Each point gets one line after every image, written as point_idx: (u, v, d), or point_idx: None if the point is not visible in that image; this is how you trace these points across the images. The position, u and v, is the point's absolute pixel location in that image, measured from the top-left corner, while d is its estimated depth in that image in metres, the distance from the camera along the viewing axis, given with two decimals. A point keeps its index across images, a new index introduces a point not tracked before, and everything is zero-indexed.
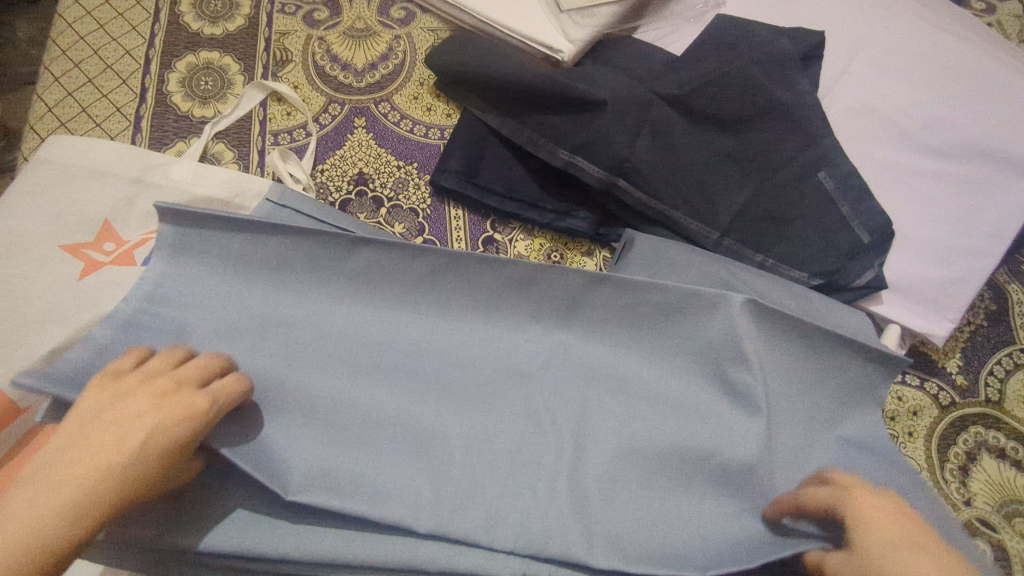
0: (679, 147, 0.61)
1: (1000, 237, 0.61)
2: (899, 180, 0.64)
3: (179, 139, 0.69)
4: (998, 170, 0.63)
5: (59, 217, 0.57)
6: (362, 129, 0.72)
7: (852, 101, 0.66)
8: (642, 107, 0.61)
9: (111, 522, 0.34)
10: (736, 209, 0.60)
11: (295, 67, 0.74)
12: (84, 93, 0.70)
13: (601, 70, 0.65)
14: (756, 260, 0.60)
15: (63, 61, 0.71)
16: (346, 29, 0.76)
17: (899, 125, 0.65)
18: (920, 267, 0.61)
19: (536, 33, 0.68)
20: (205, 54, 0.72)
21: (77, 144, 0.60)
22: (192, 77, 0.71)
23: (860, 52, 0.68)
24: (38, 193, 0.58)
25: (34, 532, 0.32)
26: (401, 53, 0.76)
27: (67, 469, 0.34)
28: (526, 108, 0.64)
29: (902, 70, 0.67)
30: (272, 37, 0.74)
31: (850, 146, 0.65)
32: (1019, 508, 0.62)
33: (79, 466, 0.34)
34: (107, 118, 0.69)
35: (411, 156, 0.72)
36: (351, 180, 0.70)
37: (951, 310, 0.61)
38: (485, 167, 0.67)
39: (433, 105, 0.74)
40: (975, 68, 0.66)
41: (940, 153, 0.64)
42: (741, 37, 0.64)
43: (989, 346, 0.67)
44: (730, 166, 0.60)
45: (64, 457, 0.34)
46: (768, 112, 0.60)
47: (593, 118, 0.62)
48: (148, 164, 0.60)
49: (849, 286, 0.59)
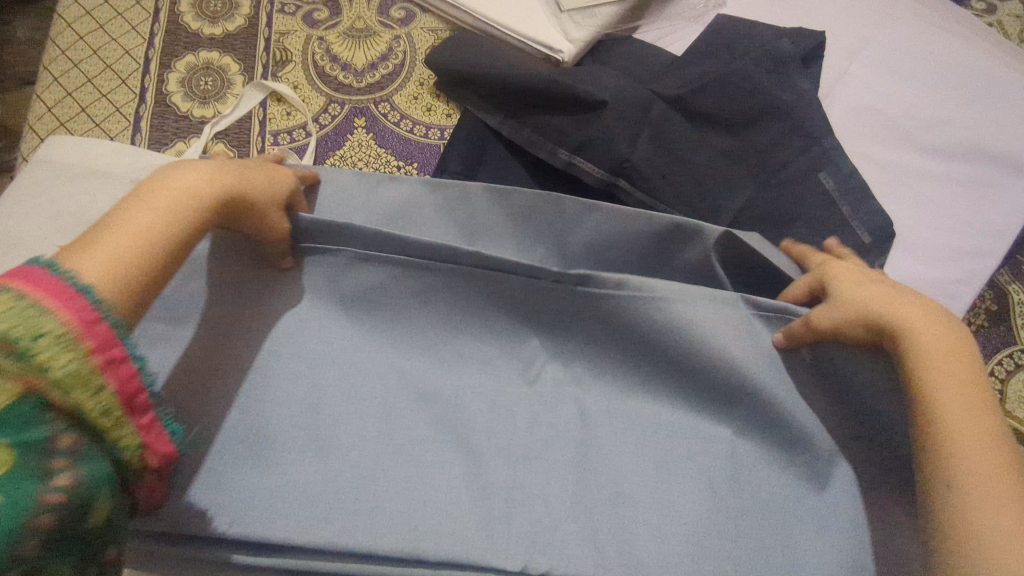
0: (680, 147, 0.61)
1: (1000, 237, 0.61)
2: (900, 181, 0.63)
3: (178, 139, 0.69)
4: (998, 170, 0.63)
5: (57, 217, 0.57)
6: (362, 129, 0.72)
7: (853, 101, 0.66)
8: (642, 108, 0.61)
9: (183, 257, 0.42)
10: (736, 210, 0.59)
11: (295, 67, 0.74)
12: (84, 93, 0.70)
13: (601, 69, 0.65)
14: None
15: (62, 61, 0.71)
16: (345, 29, 0.76)
17: (899, 125, 0.65)
18: (921, 267, 0.61)
19: (536, 33, 0.68)
20: (205, 54, 0.72)
21: (81, 146, 0.61)
22: (192, 77, 0.71)
23: (860, 52, 0.68)
24: (39, 193, 0.58)
25: (134, 246, 0.38)
26: (401, 53, 0.76)
27: (133, 216, 0.40)
28: (526, 108, 0.64)
29: (902, 71, 0.67)
30: (271, 37, 0.74)
31: (851, 146, 0.65)
32: None
33: (155, 192, 0.41)
34: (106, 118, 0.69)
35: (411, 156, 0.72)
36: None
37: (953, 311, 0.61)
38: (484, 168, 0.67)
39: (433, 105, 0.74)
40: (975, 68, 0.66)
41: (941, 152, 0.64)
42: (741, 37, 0.64)
43: (991, 346, 0.67)
44: (730, 166, 0.60)
45: (129, 210, 0.40)
46: (767, 113, 0.60)
47: (593, 117, 0.62)
48: (148, 164, 0.60)
49: None
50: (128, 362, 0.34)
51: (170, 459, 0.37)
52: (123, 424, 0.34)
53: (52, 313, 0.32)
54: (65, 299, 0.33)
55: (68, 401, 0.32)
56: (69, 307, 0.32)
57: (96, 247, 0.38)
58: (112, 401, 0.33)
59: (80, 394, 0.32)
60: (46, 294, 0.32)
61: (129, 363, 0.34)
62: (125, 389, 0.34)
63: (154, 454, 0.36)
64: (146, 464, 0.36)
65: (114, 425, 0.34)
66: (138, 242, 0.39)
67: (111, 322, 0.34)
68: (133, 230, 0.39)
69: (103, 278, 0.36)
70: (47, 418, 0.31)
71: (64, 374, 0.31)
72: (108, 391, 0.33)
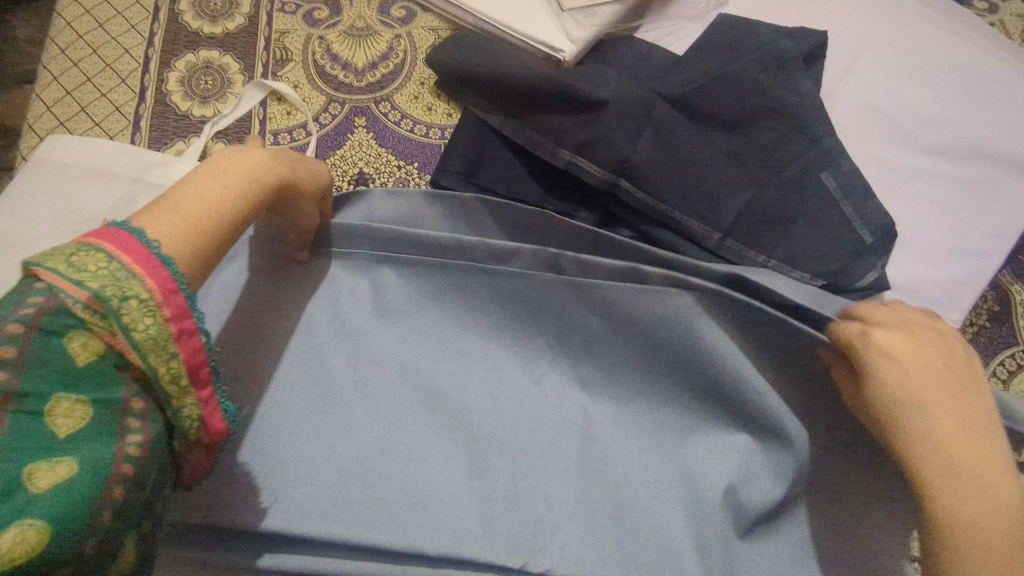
0: (681, 147, 0.61)
1: (1002, 238, 0.61)
2: (902, 181, 0.63)
3: (178, 138, 0.69)
4: (1000, 170, 0.63)
5: (58, 217, 0.57)
6: (362, 129, 0.72)
7: (855, 101, 0.66)
8: (644, 108, 0.61)
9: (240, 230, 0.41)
10: (737, 209, 0.59)
11: (296, 66, 0.73)
12: (83, 92, 0.70)
13: (603, 69, 0.64)
14: (759, 261, 0.59)
15: (62, 60, 0.71)
16: (346, 28, 0.75)
17: (902, 125, 0.65)
18: (922, 268, 0.61)
19: (537, 32, 0.67)
20: (205, 53, 0.72)
21: (79, 145, 0.60)
22: (192, 76, 0.71)
23: (862, 52, 0.68)
24: (39, 193, 0.58)
25: (200, 219, 0.38)
26: (402, 53, 0.75)
27: (202, 184, 0.40)
28: (527, 108, 0.64)
29: (905, 71, 0.67)
30: (272, 36, 0.74)
31: (852, 147, 0.65)
32: None
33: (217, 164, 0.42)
34: (106, 117, 0.69)
35: (411, 155, 0.71)
36: (352, 180, 0.70)
37: (954, 312, 0.61)
38: (485, 168, 0.67)
39: (434, 105, 0.74)
40: (978, 68, 0.66)
41: (943, 153, 0.64)
42: (743, 36, 0.64)
43: (992, 347, 0.67)
44: (732, 166, 0.60)
45: (195, 179, 0.40)
46: (769, 112, 0.60)
47: (594, 117, 0.61)
48: (148, 163, 0.60)
49: (851, 287, 0.58)
50: (197, 335, 0.36)
51: (222, 436, 0.39)
52: (188, 393, 0.36)
53: (136, 279, 0.33)
54: (147, 264, 0.34)
55: (145, 365, 0.34)
56: (153, 276, 0.34)
57: (166, 214, 0.38)
58: (180, 368, 0.35)
59: (155, 358, 0.34)
60: (131, 259, 0.33)
61: (198, 337, 0.36)
62: (193, 359, 0.35)
63: (208, 430, 0.37)
64: (199, 437, 0.38)
65: (180, 393, 0.35)
66: (206, 209, 0.39)
67: (186, 293, 0.35)
68: (202, 196, 0.39)
69: (177, 244, 0.36)
70: (123, 373, 0.33)
71: (144, 338, 0.33)
72: (177, 359, 0.35)
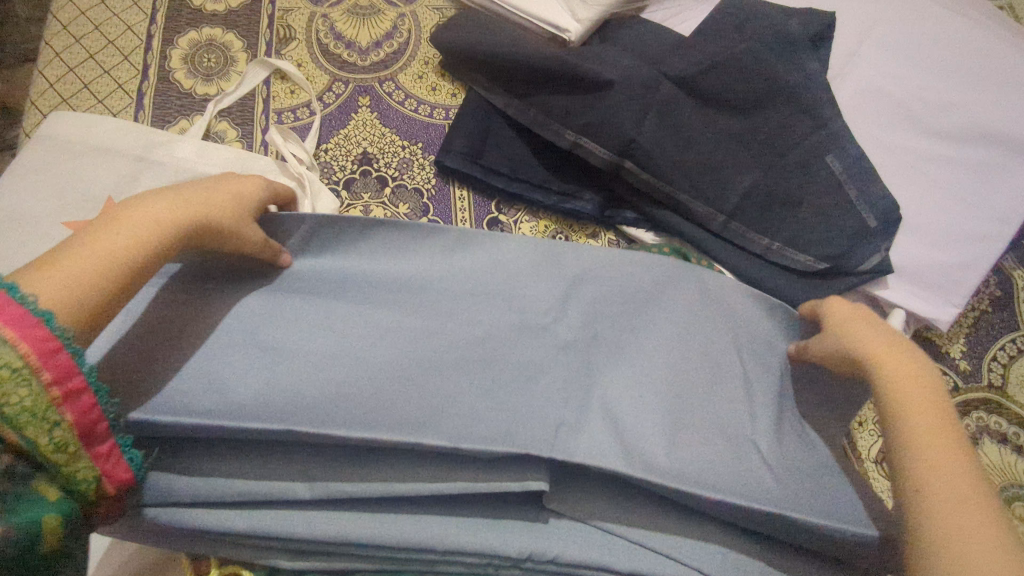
0: (687, 128, 0.60)
1: (1007, 221, 0.61)
2: (907, 164, 0.63)
3: (182, 116, 0.69)
4: (1005, 155, 0.62)
5: (63, 195, 0.56)
6: (366, 108, 0.72)
7: (862, 84, 0.66)
8: (650, 87, 0.60)
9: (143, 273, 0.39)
10: (744, 190, 0.59)
11: (299, 45, 0.73)
12: (86, 69, 0.69)
13: (611, 49, 0.64)
14: (762, 243, 0.60)
15: (64, 36, 0.70)
16: (350, 6, 0.75)
17: (908, 108, 0.65)
18: (926, 251, 0.61)
19: (542, 12, 0.67)
20: (208, 31, 0.71)
21: (83, 121, 0.60)
22: (195, 54, 0.71)
23: (870, 33, 0.67)
24: (43, 169, 0.57)
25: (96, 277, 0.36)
26: (407, 32, 0.75)
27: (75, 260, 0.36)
28: (533, 88, 0.64)
29: (911, 53, 0.66)
30: (276, 14, 0.74)
31: (860, 129, 0.64)
32: (1018, 492, 0.62)
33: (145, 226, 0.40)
34: (109, 94, 0.69)
35: (416, 136, 0.71)
36: (355, 160, 0.69)
37: (956, 295, 0.60)
38: (489, 147, 0.67)
39: (439, 85, 0.73)
40: (984, 51, 0.65)
41: (950, 137, 0.63)
42: (751, 16, 0.63)
43: (993, 331, 0.67)
44: (737, 148, 0.60)
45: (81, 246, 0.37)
46: (775, 93, 0.59)
47: (599, 96, 0.61)
48: (151, 142, 0.60)
49: (856, 269, 0.58)
50: (90, 390, 0.33)
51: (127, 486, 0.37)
52: (80, 456, 0.34)
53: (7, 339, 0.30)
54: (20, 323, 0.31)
55: (22, 438, 0.31)
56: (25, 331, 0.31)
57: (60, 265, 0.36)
58: (66, 434, 0.33)
59: (35, 428, 0.31)
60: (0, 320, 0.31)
61: (91, 393, 0.34)
62: (85, 419, 0.33)
63: (110, 482, 0.35)
64: (102, 492, 0.35)
65: (70, 458, 0.33)
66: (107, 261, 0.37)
67: (71, 350, 0.33)
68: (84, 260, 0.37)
69: (63, 301, 0.34)
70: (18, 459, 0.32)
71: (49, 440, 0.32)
72: (65, 424, 0.32)
